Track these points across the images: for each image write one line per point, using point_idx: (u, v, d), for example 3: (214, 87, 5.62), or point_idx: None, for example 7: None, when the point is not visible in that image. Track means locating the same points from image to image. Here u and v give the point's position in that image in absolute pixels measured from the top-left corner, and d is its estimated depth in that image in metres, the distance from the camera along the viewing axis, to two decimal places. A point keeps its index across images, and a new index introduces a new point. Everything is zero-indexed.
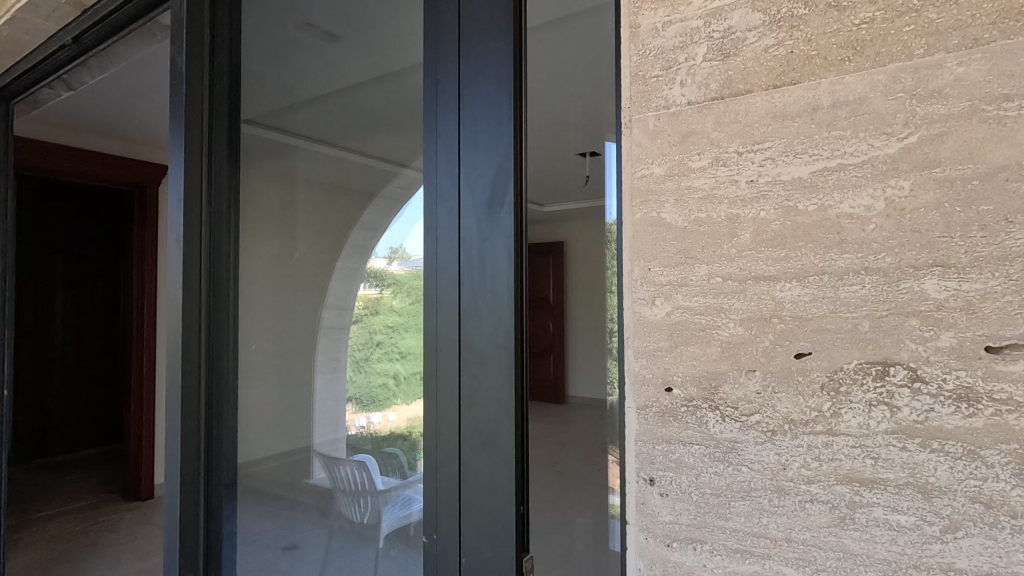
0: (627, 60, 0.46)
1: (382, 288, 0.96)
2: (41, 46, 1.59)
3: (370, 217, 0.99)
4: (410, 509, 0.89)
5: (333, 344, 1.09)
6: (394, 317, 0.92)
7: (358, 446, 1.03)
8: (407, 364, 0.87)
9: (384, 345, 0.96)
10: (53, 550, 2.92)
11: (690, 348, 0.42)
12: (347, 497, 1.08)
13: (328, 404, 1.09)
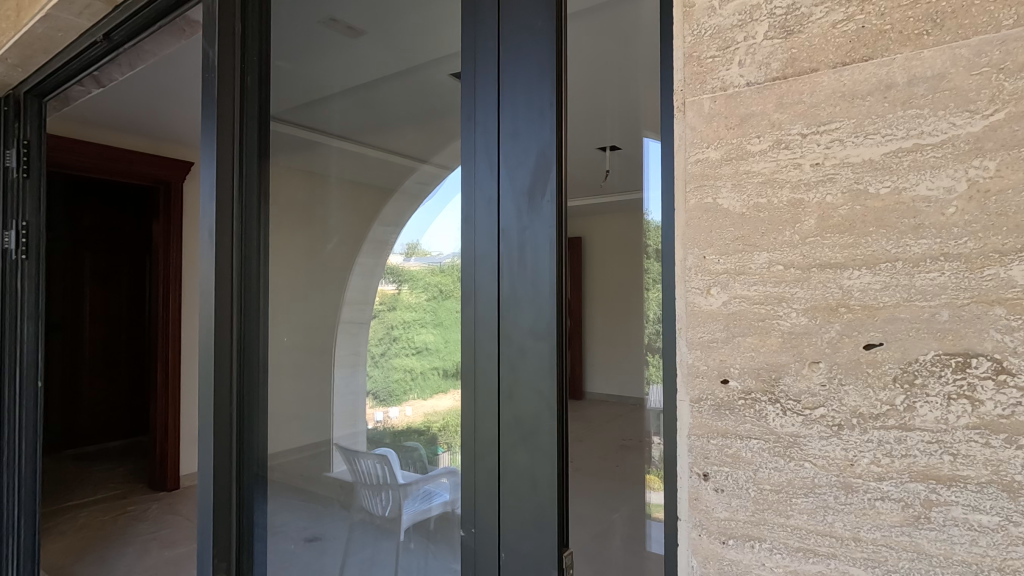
0: (680, 41, 0.45)
1: (400, 289, 1.04)
2: (72, 42, 1.61)
3: (390, 212, 1.09)
4: (431, 503, 0.95)
5: (352, 338, 1.19)
6: (409, 313, 0.99)
7: (377, 440, 1.13)
8: (423, 360, 0.95)
9: (400, 340, 1.04)
10: (84, 538, 2.98)
11: (749, 339, 0.41)
12: (369, 490, 1.18)
13: (348, 398, 1.20)
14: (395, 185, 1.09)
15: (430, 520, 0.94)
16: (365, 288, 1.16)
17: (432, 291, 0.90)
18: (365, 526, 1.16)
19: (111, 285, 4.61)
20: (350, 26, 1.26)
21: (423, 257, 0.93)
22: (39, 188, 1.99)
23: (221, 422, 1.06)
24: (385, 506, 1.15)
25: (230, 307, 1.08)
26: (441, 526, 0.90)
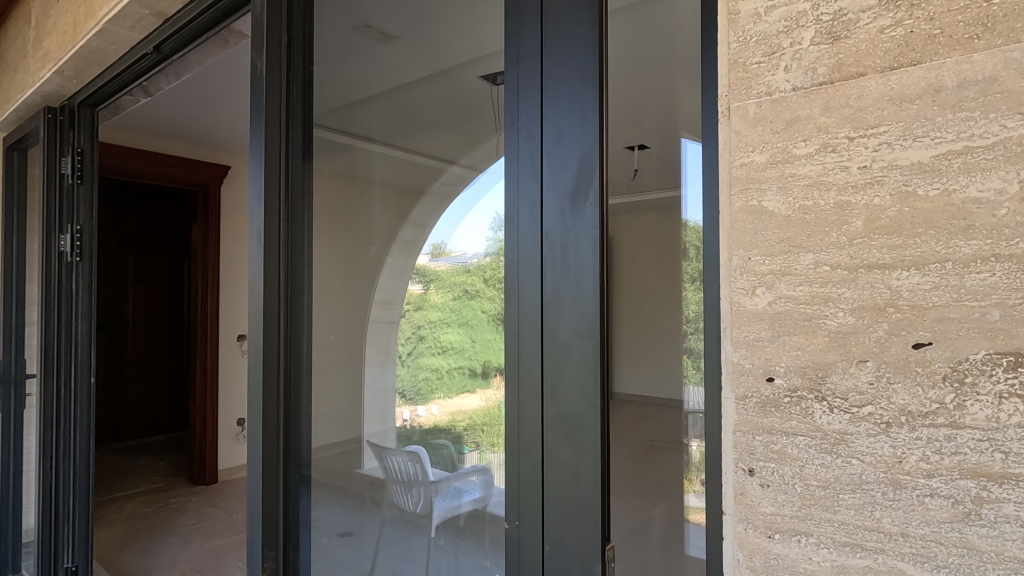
0: (726, 47, 0.46)
1: (427, 288, 1.05)
2: (125, 54, 1.69)
3: (419, 213, 1.06)
4: (461, 500, 0.98)
5: (381, 338, 1.14)
6: (435, 313, 1.02)
7: (408, 437, 1.09)
8: (448, 358, 0.99)
9: (427, 339, 1.05)
10: (129, 529, 3.11)
11: (795, 338, 0.42)
12: (400, 488, 1.11)
13: (377, 399, 1.14)
14: (422, 183, 1.05)
15: (460, 517, 0.98)
16: (392, 290, 1.12)
17: (458, 290, 0.96)
18: (397, 521, 1.10)
19: (152, 285, 4.80)
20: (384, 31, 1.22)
21: (447, 257, 0.98)
22: (91, 193, 2.09)
23: (268, 414, 1.12)
24: (417, 501, 1.09)
25: (276, 305, 1.14)
26: (471, 523, 0.94)
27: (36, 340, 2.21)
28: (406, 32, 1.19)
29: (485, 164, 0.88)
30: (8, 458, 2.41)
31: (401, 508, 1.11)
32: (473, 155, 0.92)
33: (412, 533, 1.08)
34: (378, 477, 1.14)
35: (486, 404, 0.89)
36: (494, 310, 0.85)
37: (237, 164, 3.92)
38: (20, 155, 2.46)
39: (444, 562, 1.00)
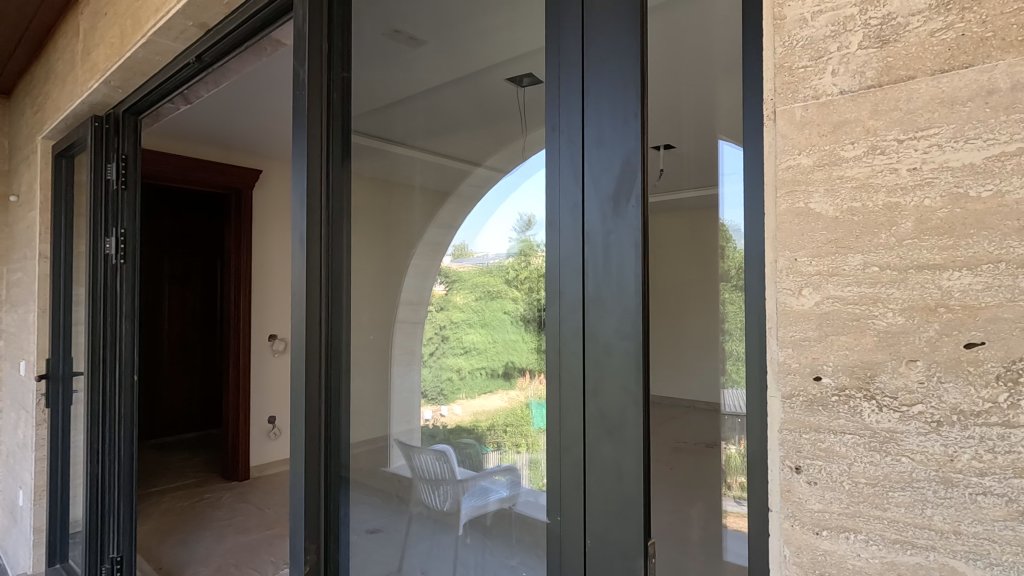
0: (771, 53, 0.46)
1: (449, 290, 1.20)
2: (168, 64, 1.76)
3: (446, 215, 1.21)
4: (487, 499, 1.05)
5: (408, 337, 1.26)
6: (459, 313, 1.17)
7: (432, 436, 1.20)
8: (471, 358, 1.13)
9: (450, 339, 1.20)
10: (167, 522, 3.23)
11: (843, 337, 0.42)
12: (427, 486, 1.21)
13: (404, 395, 1.25)
14: (450, 188, 1.22)
15: (488, 515, 1.04)
16: (418, 289, 1.25)
17: (480, 291, 1.10)
18: (425, 519, 1.19)
19: (187, 286, 4.96)
20: (413, 36, 1.32)
21: (468, 258, 1.13)
22: (134, 198, 2.17)
23: (312, 412, 1.14)
24: (444, 500, 1.19)
25: (319, 307, 1.15)
26: (497, 521, 0.99)
27: (83, 339, 2.32)
28: (434, 37, 1.31)
29: (508, 167, 0.97)
30: (56, 451, 2.53)
31: (428, 505, 1.21)
32: (496, 158, 1.04)
33: (439, 530, 1.15)
34: (406, 476, 1.23)
35: (509, 406, 0.97)
36: (516, 311, 0.95)
37: (268, 168, 4.03)
38: (67, 162, 2.58)
39: (471, 562, 1.05)
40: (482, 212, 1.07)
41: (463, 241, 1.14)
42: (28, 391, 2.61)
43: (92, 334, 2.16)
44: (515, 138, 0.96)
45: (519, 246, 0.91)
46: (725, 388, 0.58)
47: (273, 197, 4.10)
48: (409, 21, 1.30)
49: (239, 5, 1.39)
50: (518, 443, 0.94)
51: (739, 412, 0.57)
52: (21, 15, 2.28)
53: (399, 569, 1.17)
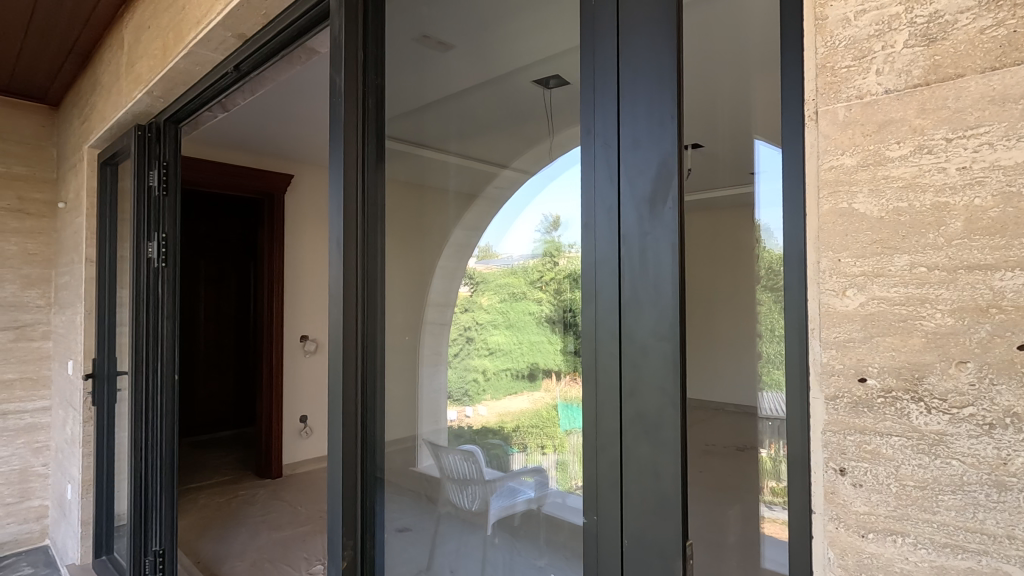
0: (812, 53, 0.46)
1: (475, 291, 1.23)
2: (208, 74, 1.82)
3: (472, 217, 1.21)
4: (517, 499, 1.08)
5: (435, 339, 1.25)
6: (484, 314, 1.21)
7: (460, 436, 1.21)
8: (498, 358, 1.18)
9: (476, 341, 1.23)
10: (205, 517, 3.33)
11: (889, 339, 0.42)
12: (455, 485, 1.21)
13: (431, 398, 1.24)
14: (479, 190, 1.19)
15: (516, 516, 1.06)
16: (446, 292, 1.24)
17: (505, 293, 1.16)
18: (453, 519, 1.18)
19: (222, 289, 5.11)
20: (442, 41, 1.25)
21: (494, 260, 1.18)
22: (175, 204, 2.26)
23: (347, 411, 1.17)
24: (473, 500, 1.18)
25: (354, 307, 1.18)
26: (525, 521, 1.03)
27: (126, 339, 2.41)
28: (462, 41, 1.22)
29: (534, 168, 1.00)
30: (103, 447, 2.64)
31: (456, 505, 1.21)
32: (523, 160, 1.07)
33: (467, 529, 1.15)
34: (435, 475, 1.23)
35: (535, 407, 1.04)
36: (540, 312, 1.03)
37: (299, 173, 4.13)
38: (111, 170, 2.69)
39: (500, 561, 1.08)
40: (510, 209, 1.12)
41: (487, 242, 1.18)
42: (74, 389, 2.73)
43: (136, 334, 2.25)
44: (542, 138, 0.99)
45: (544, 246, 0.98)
46: (762, 392, 0.59)
47: (305, 201, 4.20)
48: (436, 24, 1.24)
49: (276, 15, 1.43)
50: (542, 444, 1.01)
51: (777, 415, 0.56)
52: (70, 29, 2.39)
53: (428, 569, 1.18)
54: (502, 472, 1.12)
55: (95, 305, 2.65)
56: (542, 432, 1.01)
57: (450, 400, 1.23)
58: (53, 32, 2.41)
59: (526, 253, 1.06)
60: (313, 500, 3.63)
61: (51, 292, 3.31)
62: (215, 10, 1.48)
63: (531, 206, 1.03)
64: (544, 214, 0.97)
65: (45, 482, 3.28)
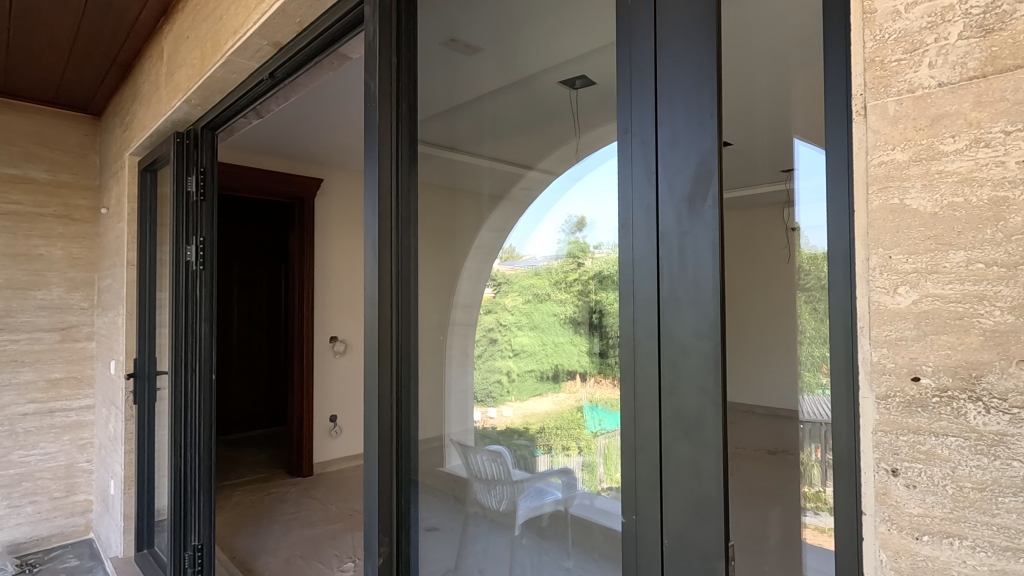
0: (860, 47, 0.46)
1: (499, 293, 1.24)
2: (243, 81, 1.87)
3: (497, 219, 1.21)
4: (544, 500, 1.08)
5: (463, 340, 1.25)
6: (507, 315, 1.23)
7: (485, 437, 1.21)
8: (522, 361, 1.20)
9: (500, 342, 1.24)
10: (240, 514, 3.42)
11: (945, 337, 0.41)
12: (484, 485, 1.21)
13: (456, 397, 1.24)
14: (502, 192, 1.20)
15: (543, 516, 1.07)
16: (472, 293, 1.25)
17: (529, 294, 1.19)
18: (480, 519, 1.19)
19: (254, 291, 5.25)
20: (469, 44, 1.26)
21: (518, 262, 1.19)
22: (211, 208, 2.33)
23: (383, 411, 1.19)
24: (500, 500, 1.18)
25: (390, 307, 1.20)
26: (553, 522, 1.03)
27: (166, 340, 2.48)
28: (489, 44, 1.23)
29: (562, 168, 1.04)
30: (144, 444, 2.73)
31: (484, 505, 1.21)
32: (549, 159, 1.09)
33: (497, 529, 1.15)
34: (462, 475, 1.23)
35: (559, 408, 1.09)
36: (564, 313, 1.07)
37: (329, 176, 4.22)
38: (151, 176, 2.78)
39: (528, 563, 1.07)
40: (535, 212, 1.14)
41: (513, 244, 1.20)
42: (117, 388, 2.84)
43: (175, 334, 2.32)
44: (569, 139, 1.02)
45: (568, 247, 1.02)
46: (803, 396, 0.61)
47: (334, 204, 4.28)
48: (465, 29, 1.26)
49: (311, 23, 1.46)
50: (568, 445, 1.04)
51: (823, 419, 0.56)
52: (113, 41, 2.48)
53: (456, 568, 1.19)
54: (529, 474, 1.14)
55: (137, 306, 2.75)
56: (567, 434, 1.05)
57: (475, 401, 1.24)
58: (97, 44, 2.51)
59: (549, 255, 1.11)
60: (343, 498, 3.70)
61: (94, 294, 3.43)
62: (252, 19, 1.52)
63: (557, 207, 1.06)
64: (568, 215, 1.01)
65: (89, 477, 3.41)
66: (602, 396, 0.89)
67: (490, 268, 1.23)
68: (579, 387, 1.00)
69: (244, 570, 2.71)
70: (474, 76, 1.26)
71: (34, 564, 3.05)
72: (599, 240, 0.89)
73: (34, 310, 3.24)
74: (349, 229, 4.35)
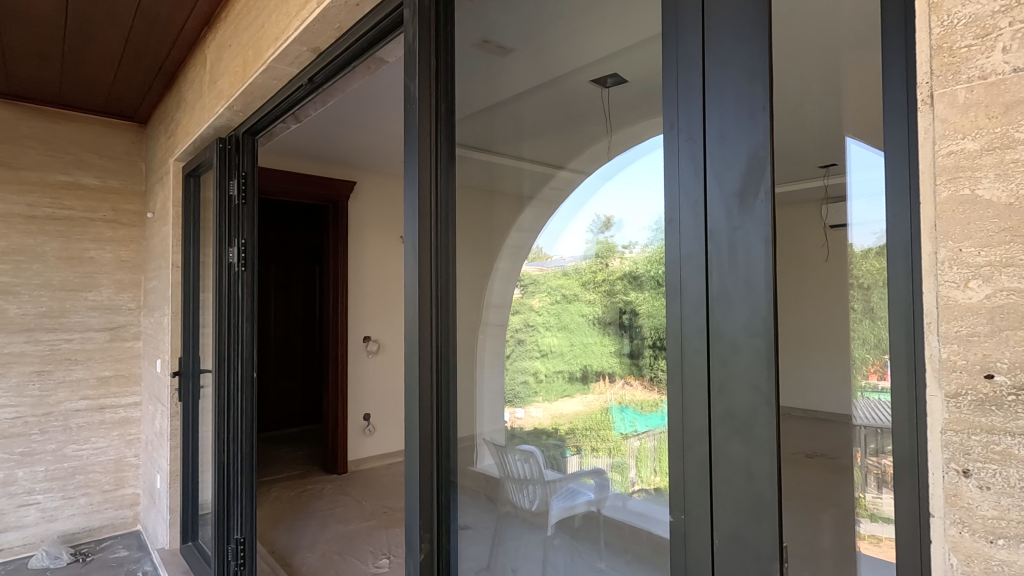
0: (926, 34, 0.44)
1: (526, 293, 1.23)
2: (283, 87, 1.92)
3: (526, 220, 1.21)
4: (576, 501, 1.07)
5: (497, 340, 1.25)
6: (535, 316, 1.21)
7: (518, 437, 1.21)
8: (549, 362, 1.18)
9: (527, 343, 1.22)
10: (278, 509, 3.51)
11: (1021, 333, 0.40)
12: (516, 484, 1.20)
13: (490, 397, 1.25)
14: (530, 193, 1.19)
15: (575, 518, 1.06)
16: (504, 292, 1.25)
17: (557, 295, 1.17)
18: (514, 519, 1.19)
19: (289, 291, 5.38)
20: (502, 45, 1.25)
21: (546, 262, 1.18)
22: (252, 211, 2.40)
23: (425, 410, 1.21)
24: (532, 499, 1.17)
25: (429, 306, 1.22)
26: (586, 523, 1.03)
27: (210, 339, 2.57)
28: (522, 45, 1.22)
29: (593, 168, 1.03)
30: (188, 440, 2.83)
31: (516, 504, 1.20)
32: (579, 159, 1.08)
33: (528, 529, 1.15)
34: (495, 475, 1.23)
35: (587, 409, 1.08)
36: (593, 313, 1.06)
37: (361, 179, 4.30)
38: (195, 181, 2.88)
39: (562, 563, 1.07)
40: (564, 213, 1.13)
41: (541, 244, 1.19)
42: (163, 386, 2.95)
43: (219, 333, 2.40)
44: (600, 138, 1.02)
45: (596, 247, 1.04)
46: (856, 400, 0.58)
47: (367, 206, 4.35)
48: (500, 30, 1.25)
49: (349, 29, 1.49)
50: (597, 446, 1.05)
51: (872, 422, 0.56)
52: (159, 51, 2.57)
53: (488, 567, 1.20)
54: (560, 474, 1.11)
55: (182, 307, 2.85)
56: (594, 435, 1.05)
57: (506, 401, 1.24)
58: (144, 54, 2.60)
59: (578, 255, 1.10)
60: (377, 495, 3.76)
61: (141, 295, 3.57)
62: (292, 27, 1.56)
63: (588, 203, 1.05)
64: (596, 214, 1.02)
65: (137, 471, 3.54)
66: (632, 397, 0.91)
67: (520, 269, 1.23)
68: (606, 388, 1.01)
69: (284, 564, 2.79)
70: (505, 79, 1.25)
71: (87, 554, 3.19)
72: (627, 240, 0.90)
73: (86, 311, 3.39)
74: (381, 230, 4.42)
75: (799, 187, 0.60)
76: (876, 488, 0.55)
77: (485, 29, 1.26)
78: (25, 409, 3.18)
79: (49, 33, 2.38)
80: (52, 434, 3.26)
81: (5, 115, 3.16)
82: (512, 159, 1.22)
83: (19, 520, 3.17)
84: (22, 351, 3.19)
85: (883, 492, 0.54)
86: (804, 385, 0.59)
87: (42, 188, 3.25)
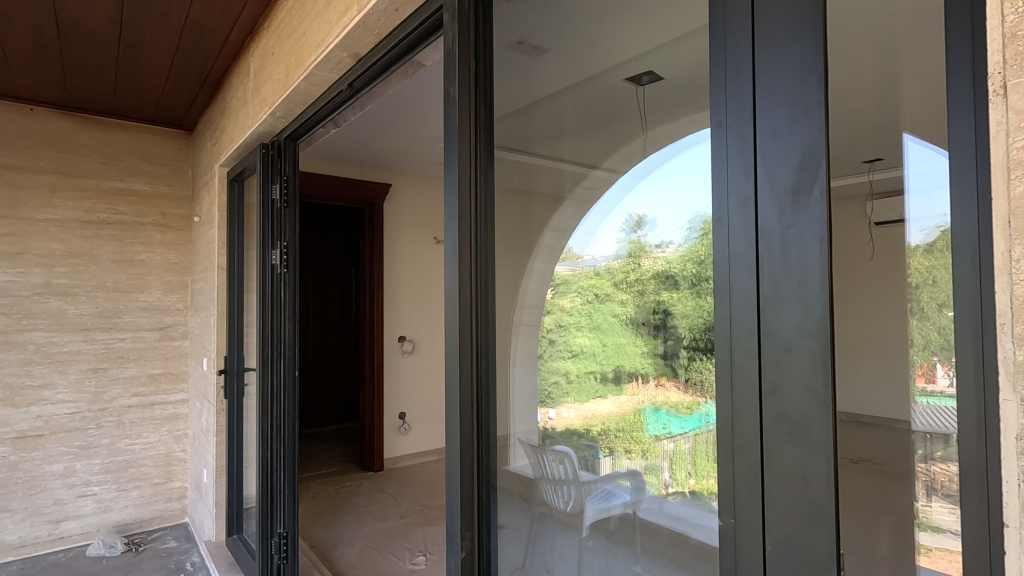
0: (999, 21, 0.42)
1: (557, 294, 1.21)
2: (324, 93, 1.97)
3: (560, 219, 1.18)
4: (612, 502, 1.05)
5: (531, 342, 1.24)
6: (566, 317, 1.20)
7: (552, 437, 1.19)
8: (580, 362, 1.16)
9: (558, 343, 1.21)
10: (318, 505, 3.59)
11: None
12: (551, 485, 1.19)
13: (525, 398, 1.24)
14: (566, 190, 1.16)
15: (610, 519, 1.04)
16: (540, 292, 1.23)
17: (590, 296, 1.15)
18: (548, 518, 1.18)
19: (326, 292, 5.50)
20: (536, 45, 1.23)
21: (578, 262, 1.16)
22: (294, 214, 2.46)
23: (465, 407, 1.24)
24: (567, 501, 1.16)
25: (469, 308, 1.25)
26: (621, 525, 1.01)
27: (253, 338, 2.65)
28: (557, 44, 1.19)
29: (627, 167, 1.01)
30: (233, 436, 2.93)
31: (549, 505, 1.19)
32: (614, 158, 1.05)
33: (564, 531, 1.13)
34: (529, 475, 1.22)
35: (620, 411, 1.05)
36: (625, 313, 1.05)
37: (396, 182, 4.36)
38: (239, 186, 2.98)
39: (597, 564, 1.05)
40: (598, 213, 1.10)
41: (573, 245, 1.17)
42: (209, 384, 3.06)
43: (263, 334, 2.47)
44: (635, 136, 0.99)
45: (628, 247, 1.02)
46: (914, 404, 0.58)
47: (401, 207, 4.41)
48: (535, 31, 1.23)
49: (388, 34, 1.52)
50: (629, 450, 1.03)
51: (931, 427, 0.55)
52: (206, 61, 2.67)
53: (524, 566, 1.21)
54: (594, 475, 1.09)
55: (226, 307, 2.95)
56: (627, 437, 1.04)
57: (538, 400, 1.23)
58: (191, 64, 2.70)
59: (610, 255, 1.08)
60: (413, 493, 3.81)
61: (188, 296, 3.71)
62: (333, 34, 1.60)
63: (620, 204, 1.04)
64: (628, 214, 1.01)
65: (185, 466, 3.68)
66: (667, 399, 0.89)
67: (553, 269, 1.21)
68: (639, 390, 1.00)
69: (323, 559, 2.85)
70: (541, 77, 1.22)
71: (139, 544, 3.34)
72: (661, 239, 0.89)
73: (138, 311, 3.54)
74: (415, 231, 4.48)
75: (850, 181, 0.58)
76: (925, 495, 0.56)
77: (520, 31, 1.25)
78: (82, 404, 3.35)
79: (105, 47, 2.51)
80: (107, 428, 3.42)
81: (64, 126, 3.34)
82: (548, 158, 1.19)
83: (77, 510, 3.34)
84: (80, 349, 3.36)
85: (932, 500, 0.55)
86: (855, 390, 0.57)
87: (98, 194, 3.42)
